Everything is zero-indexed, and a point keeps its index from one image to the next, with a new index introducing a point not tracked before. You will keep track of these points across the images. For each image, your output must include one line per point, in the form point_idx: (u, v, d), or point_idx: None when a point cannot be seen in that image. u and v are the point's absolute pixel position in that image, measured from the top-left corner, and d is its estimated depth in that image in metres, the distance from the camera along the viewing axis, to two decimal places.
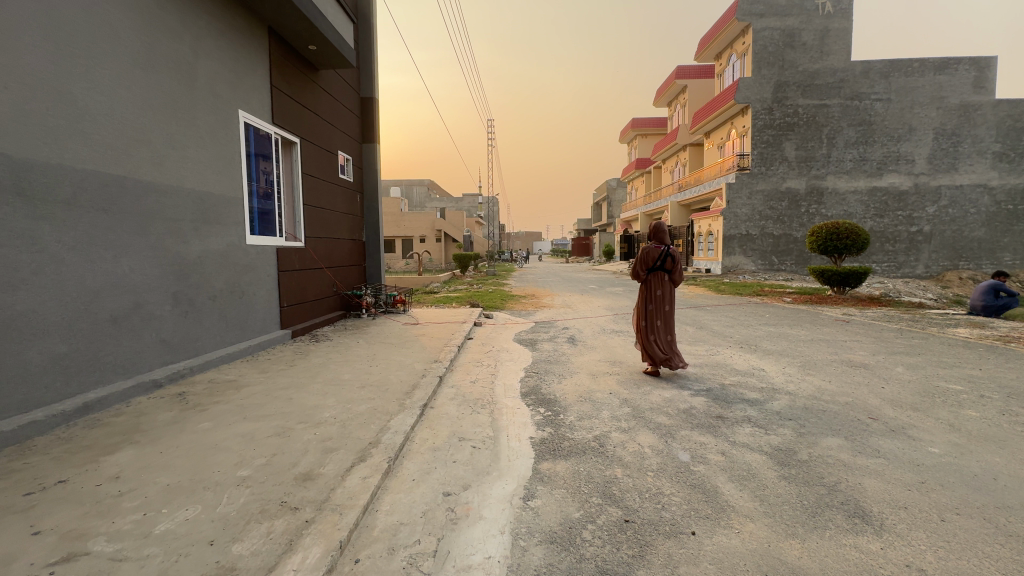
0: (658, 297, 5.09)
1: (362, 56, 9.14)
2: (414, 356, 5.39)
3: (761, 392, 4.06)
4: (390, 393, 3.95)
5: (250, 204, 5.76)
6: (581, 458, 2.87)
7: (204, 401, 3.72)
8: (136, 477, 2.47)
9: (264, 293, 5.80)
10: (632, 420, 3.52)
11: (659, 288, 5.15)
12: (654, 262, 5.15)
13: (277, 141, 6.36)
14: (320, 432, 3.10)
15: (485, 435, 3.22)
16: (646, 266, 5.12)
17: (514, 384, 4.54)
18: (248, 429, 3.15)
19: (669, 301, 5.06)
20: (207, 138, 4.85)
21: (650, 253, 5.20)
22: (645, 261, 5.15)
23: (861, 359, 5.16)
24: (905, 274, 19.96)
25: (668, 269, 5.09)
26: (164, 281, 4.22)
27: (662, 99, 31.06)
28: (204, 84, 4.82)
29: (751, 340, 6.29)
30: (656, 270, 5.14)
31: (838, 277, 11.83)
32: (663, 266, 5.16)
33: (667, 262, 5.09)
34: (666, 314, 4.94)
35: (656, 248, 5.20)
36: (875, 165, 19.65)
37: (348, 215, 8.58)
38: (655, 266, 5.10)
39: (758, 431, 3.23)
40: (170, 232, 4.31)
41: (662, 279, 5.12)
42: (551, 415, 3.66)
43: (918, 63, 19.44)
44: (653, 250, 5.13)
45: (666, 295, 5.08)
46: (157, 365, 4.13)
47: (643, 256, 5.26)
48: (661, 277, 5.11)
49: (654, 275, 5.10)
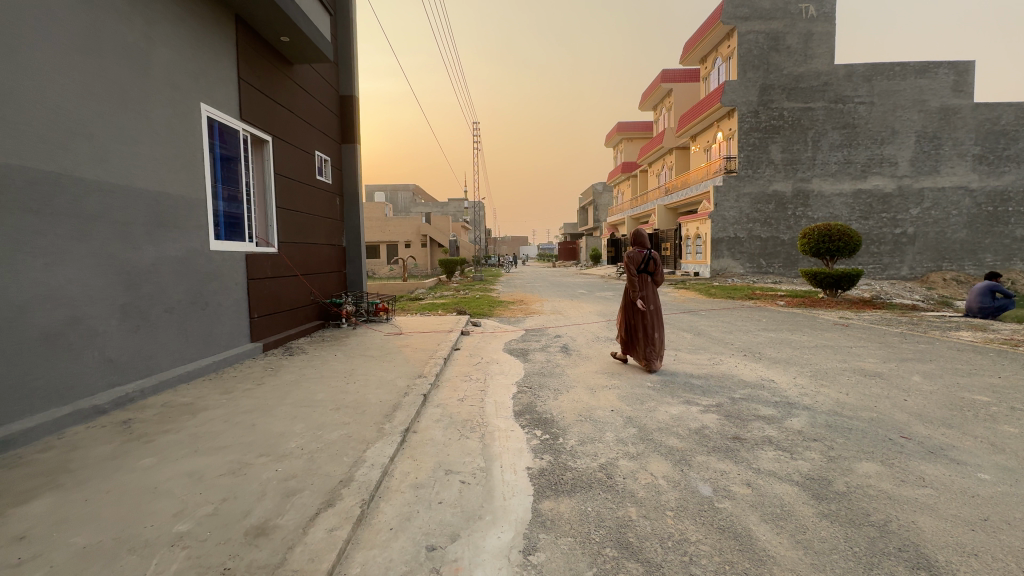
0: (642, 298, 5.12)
1: (341, 52, 8.70)
2: (396, 370, 4.94)
3: (776, 407, 3.72)
4: (368, 416, 3.51)
5: (214, 207, 5.27)
6: (588, 494, 2.48)
7: (151, 430, 3.23)
8: (48, 536, 2.00)
9: (229, 303, 5.30)
10: (640, 444, 3.14)
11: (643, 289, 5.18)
12: (640, 265, 5.16)
13: (246, 139, 5.89)
14: (283, 468, 2.64)
15: (476, 467, 2.81)
16: (633, 269, 5.12)
17: (506, 401, 4.13)
18: (198, 464, 2.69)
19: (653, 302, 5.11)
20: (163, 133, 4.37)
21: (634, 256, 5.22)
22: (632, 264, 5.13)
23: (873, 367, 4.87)
24: (889, 275, 20.06)
25: (651, 274, 5.15)
26: (109, 292, 3.72)
27: (647, 103, 31.10)
28: (160, 72, 4.35)
29: (754, 348, 5.98)
30: (640, 272, 5.17)
31: (830, 280, 11.69)
32: (647, 268, 5.19)
33: (652, 266, 5.14)
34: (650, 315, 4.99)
35: (640, 252, 5.22)
36: (859, 167, 19.76)
37: (327, 218, 8.11)
38: (642, 269, 5.12)
39: (784, 455, 2.87)
40: (117, 237, 3.82)
41: (647, 281, 5.16)
42: (550, 438, 3.26)
43: (900, 67, 19.66)
44: (638, 253, 5.14)
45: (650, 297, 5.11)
46: (101, 388, 3.62)
47: (628, 259, 5.23)
48: (647, 280, 5.14)
49: (639, 278, 5.13)
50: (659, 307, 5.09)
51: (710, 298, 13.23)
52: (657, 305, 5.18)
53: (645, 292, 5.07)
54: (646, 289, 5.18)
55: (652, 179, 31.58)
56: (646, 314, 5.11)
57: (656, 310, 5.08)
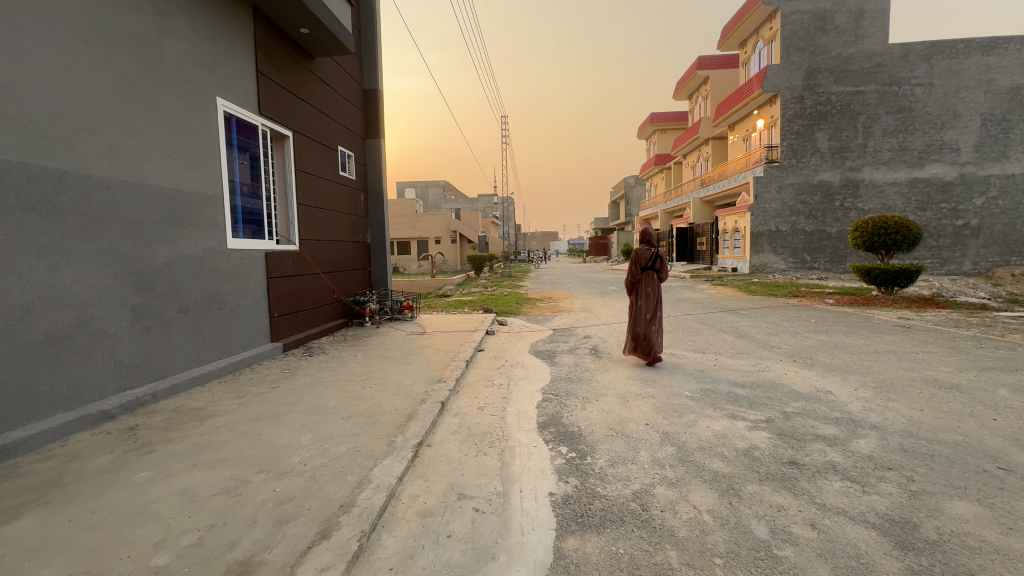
0: (646, 294, 5.32)
1: (365, 46, 8.56)
2: (415, 374, 4.69)
3: (838, 425, 3.25)
4: (379, 427, 3.26)
5: (232, 204, 5.15)
6: (619, 531, 2.14)
7: (156, 439, 3.08)
8: (14, 569, 1.82)
9: (248, 303, 5.18)
10: (679, 466, 2.76)
11: (648, 285, 5.39)
12: (646, 262, 5.40)
13: (266, 134, 5.76)
14: (281, 489, 2.41)
15: (493, 491, 2.51)
16: (638, 265, 5.35)
17: (530, 411, 3.82)
18: (193, 482, 2.49)
19: (657, 298, 5.28)
20: (176, 128, 4.25)
21: (642, 254, 5.41)
22: (638, 261, 5.38)
23: (948, 377, 4.28)
24: (949, 271, 18.52)
25: (657, 270, 5.36)
26: (119, 293, 3.61)
27: (683, 91, 30.00)
28: (172, 65, 4.22)
29: (805, 353, 5.44)
30: (646, 269, 5.39)
31: (886, 276, 10.80)
32: (652, 266, 5.42)
33: (658, 263, 5.36)
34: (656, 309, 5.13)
35: (646, 250, 5.45)
36: (916, 154, 18.34)
37: (350, 215, 7.98)
38: (647, 265, 5.34)
39: (853, 488, 2.44)
40: (127, 236, 3.70)
41: (652, 278, 5.37)
42: (576, 457, 2.93)
43: (963, 44, 18.12)
44: (644, 251, 5.37)
45: (655, 293, 5.31)
46: (110, 392, 3.52)
47: (634, 257, 5.47)
48: (652, 276, 5.36)
49: (644, 275, 5.36)
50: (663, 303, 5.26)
51: (751, 296, 12.46)
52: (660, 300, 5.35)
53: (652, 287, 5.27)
54: (651, 285, 5.38)
55: (688, 170, 30.43)
56: (650, 310, 5.25)
57: (661, 304, 5.22)
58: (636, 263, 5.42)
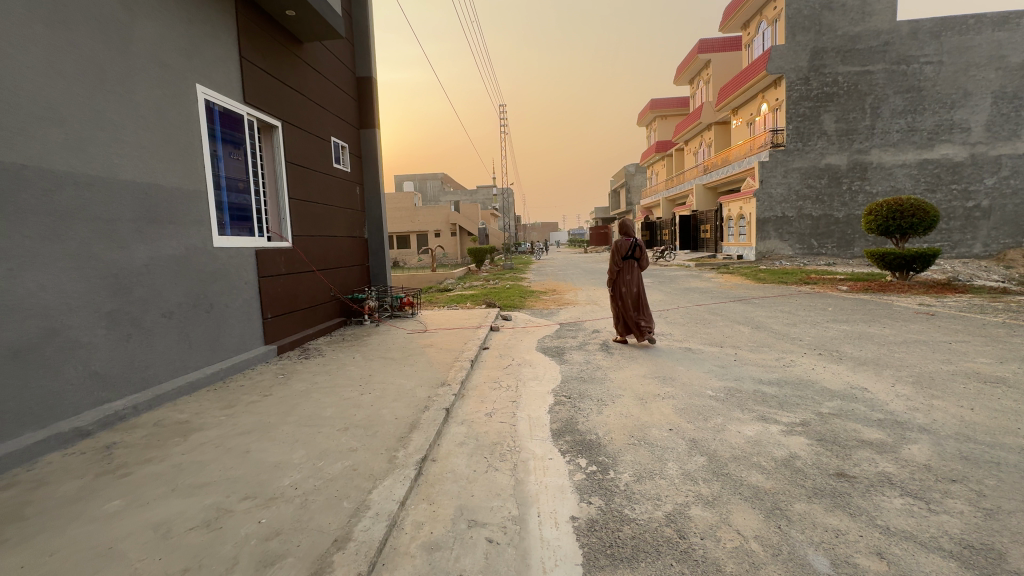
0: (628, 280, 5.80)
1: (357, 31, 8.19)
2: (418, 377, 4.41)
3: (886, 430, 2.94)
4: (379, 440, 2.98)
5: (218, 199, 4.83)
6: (657, 565, 1.85)
7: (133, 460, 2.79)
8: None
9: (238, 304, 4.88)
10: (714, 482, 2.47)
11: (629, 273, 5.89)
12: (625, 252, 5.91)
13: (252, 124, 5.43)
14: (266, 520, 2.13)
15: (507, 516, 2.23)
16: (618, 255, 5.87)
17: (541, 416, 3.55)
18: (169, 513, 2.20)
19: (638, 283, 5.78)
20: (152, 118, 3.92)
21: (621, 245, 5.95)
22: (618, 251, 5.91)
23: (990, 370, 3.97)
24: (960, 254, 18.13)
25: (637, 258, 5.87)
26: (93, 298, 3.31)
27: (684, 75, 29.42)
28: (145, 49, 3.88)
29: (829, 345, 5.13)
30: (627, 258, 5.90)
31: (900, 261, 10.47)
32: (632, 254, 5.93)
33: (636, 252, 5.88)
34: (638, 294, 5.65)
35: (626, 242, 5.97)
36: (925, 135, 17.88)
37: (346, 209, 7.65)
38: (626, 254, 5.86)
39: (917, 506, 2.14)
40: (98, 235, 3.39)
41: (632, 266, 5.88)
42: (598, 472, 2.64)
43: (974, 20, 17.58)
44: (623, 241, 5.89)
45: (636, 279, 5.80)
46: (87, 407, 3.24)
47: (615, 248, 6.00)
48: (633, 264, 5.85)
49: (625, 263, 5.86)
50: (644, 287, 5.75)
51: (761, 284, 12.15)
52: (642, 286, 5.82)
53: (632, 274, 5.77)
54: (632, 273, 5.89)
55: (689, 157, 29.99)
56: (633, 295, 5.76)
57: (641, 289, 5.73)
58: (616, 253, 5.95)
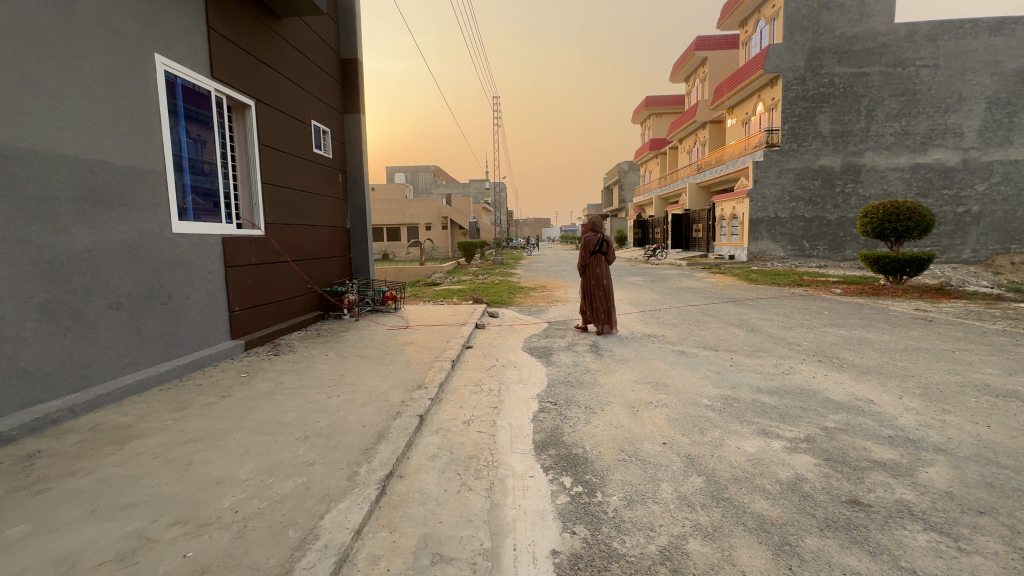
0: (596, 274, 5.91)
1: (342, 10, 7.80)
2: (394, 378, 4.08)
3: (900, 449, 2.69)
4: (341, 452, 2.66)
5: (180, 180, 4.43)
6: None
7: (55, 473, 2.44)
8: None
9: (200, 295, 4.50)
10: (713, 508, 2.19)
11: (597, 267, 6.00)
12: (593, 247, 6.00)
13: (220, 101, 5.02)
14: (193, 553, 1.81)
15: (477, 550, 1.92)
16: (586, 251, 5.96)
17: (524, 424, 3.26)
18: (78, 544, 1.86)
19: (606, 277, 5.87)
20: (100, 89, 3.53)
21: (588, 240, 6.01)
22: (586, 247, 5.99)
23: (998, 382, 3.76)
24: (949, 258, 18.20)
25: (604, 253, 5.96)
26: (22, 286, 2.95)
27: (679, 73, 29.27)
28: (91, 11, 3.47)
29: (829, 351, 4.90)
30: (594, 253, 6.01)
31: (895, 265, 10.30)
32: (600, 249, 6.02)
33: (604, 246, 5.96)
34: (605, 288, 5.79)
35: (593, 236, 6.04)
36: (918, 139, 17.84)
37: (326, 197, 7.27)
38: (594, 249, 5.96)
39: (945, 544, 1.88)
40: (29, 215, 3.01)
41: (600, 260, 5.96)
42: (584, 494, 2.35)
43: (971, 24, 17.51)
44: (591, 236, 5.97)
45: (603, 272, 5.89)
46: (11, 408, 2.88)
47: (583, 243, 6.08)
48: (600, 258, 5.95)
49: (593, 258, 5.95)
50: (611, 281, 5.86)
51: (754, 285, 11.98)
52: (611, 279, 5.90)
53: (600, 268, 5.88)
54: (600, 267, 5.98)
55: (684, 155, 29.79)
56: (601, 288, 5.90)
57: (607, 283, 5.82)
58: (585, 248, 6.03)
